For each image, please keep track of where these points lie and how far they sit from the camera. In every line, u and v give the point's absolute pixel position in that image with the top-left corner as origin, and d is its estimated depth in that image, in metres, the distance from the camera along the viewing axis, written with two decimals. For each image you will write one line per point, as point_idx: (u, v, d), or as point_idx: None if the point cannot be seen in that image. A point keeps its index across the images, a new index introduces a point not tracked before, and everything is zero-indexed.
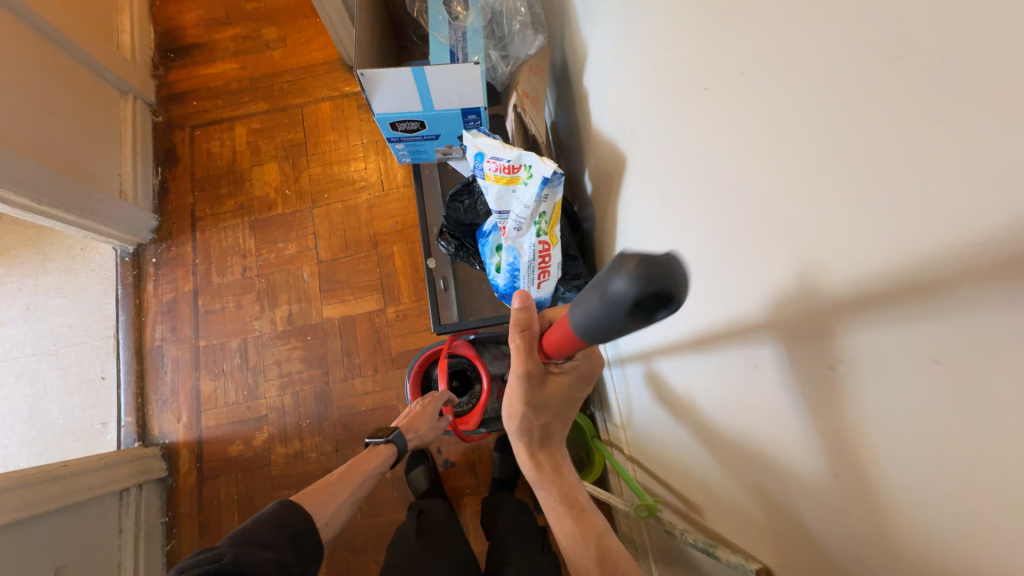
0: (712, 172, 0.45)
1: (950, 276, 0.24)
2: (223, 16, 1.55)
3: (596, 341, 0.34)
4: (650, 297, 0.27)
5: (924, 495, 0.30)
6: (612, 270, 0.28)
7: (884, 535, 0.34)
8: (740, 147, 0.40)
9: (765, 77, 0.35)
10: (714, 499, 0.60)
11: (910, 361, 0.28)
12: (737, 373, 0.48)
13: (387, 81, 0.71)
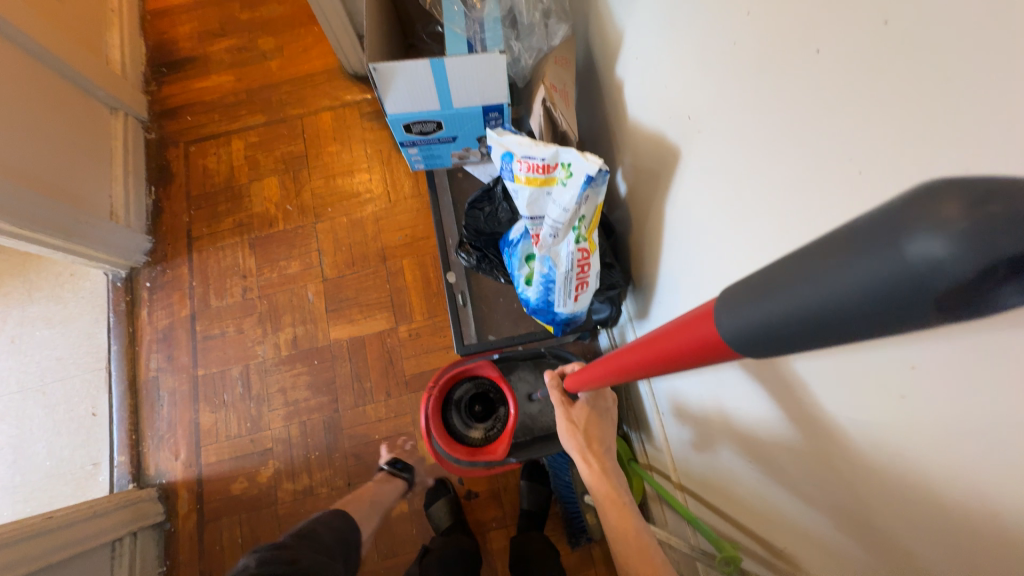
0: (813, 157, 0.36)
1: None
2: (218, 28, 1.49)
3: (790, 343, 0.22)
4: (995, 271, 0.14)
5: None
6: (903, 228, 0.16)
7: None
8: (861, 120, 0.31)
9: (910, 23, 0.27)
10: (818, 547, 0.49)
11: None
12: (860, 402, 0.38)
13: (401, 76, 0.64)
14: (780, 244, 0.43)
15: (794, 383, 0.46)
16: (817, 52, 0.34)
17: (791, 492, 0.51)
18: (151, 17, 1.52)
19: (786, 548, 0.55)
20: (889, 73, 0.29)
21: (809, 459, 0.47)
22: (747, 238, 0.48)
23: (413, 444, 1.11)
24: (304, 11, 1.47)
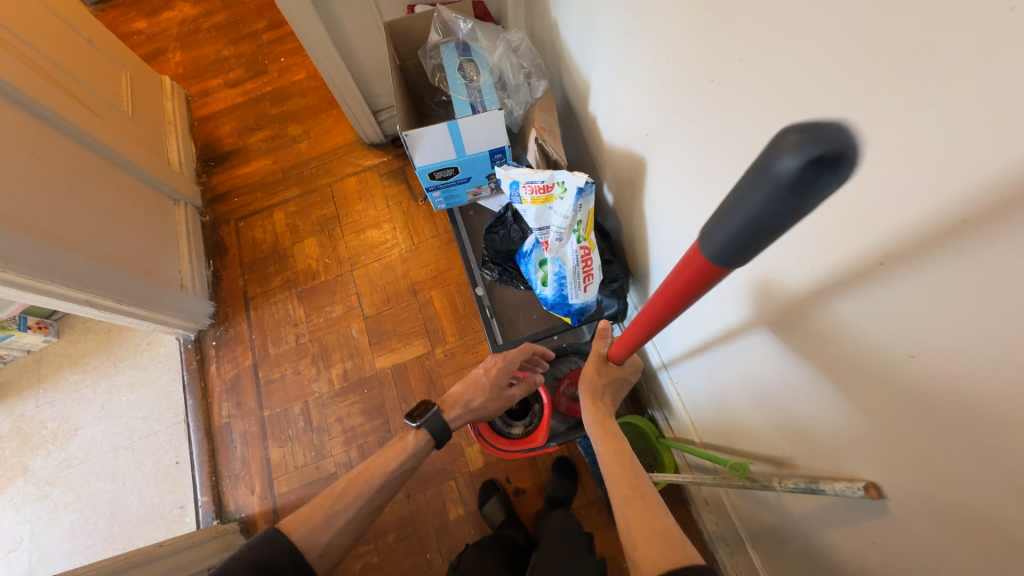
0: (731, 144, 0.53)
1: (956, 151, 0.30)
2: (254, 123, 1.77)
3: (743, 254, 0.31)
4: (826, 160, 0.22)
5: (988, 340, 0.33)
6: (768, 156, 0.24)
7: (970, 388, 0.36)
8: (750, 117, 0.48)
9: (763, 56, 0.44)
10: (804, 441, 0.60)
11: (943, 227, 0.33)
12: (799, 310, 0.53)
13: (426, 137, 0.84)
14: None
15: (755, 314, 0.60)
16: (717, 79, 0.51)
17: (774, 403, 0.64)
18: (198, 122, 1.81)
19: (784, 454, 0.65)
20: (758, 86, 0.46)
21: (782, 368, 0.60)
22: (705, 212, 0.63)
23: (461, 452, 1.23)
24: (324, 99, 1.75)
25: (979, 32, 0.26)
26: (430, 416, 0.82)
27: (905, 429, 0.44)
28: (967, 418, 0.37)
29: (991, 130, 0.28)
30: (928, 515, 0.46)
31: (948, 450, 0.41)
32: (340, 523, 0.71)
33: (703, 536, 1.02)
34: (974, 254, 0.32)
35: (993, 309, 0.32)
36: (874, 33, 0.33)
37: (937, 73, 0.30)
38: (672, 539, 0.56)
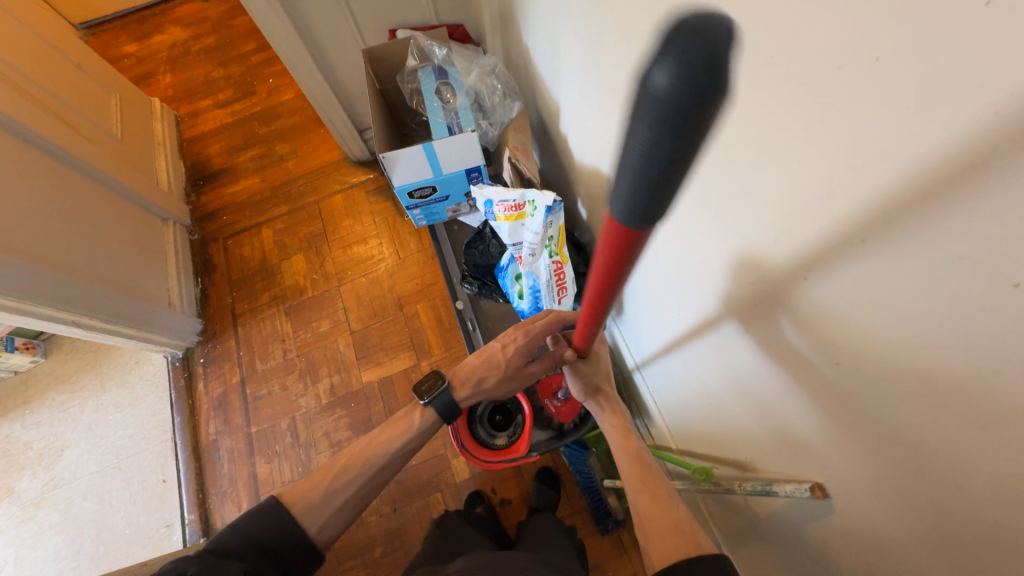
0: None
1: (850, 182, 0.33)
2: (242, 142, 1.80)
3: (653, 221, 0.25)
4: (700, 64, 0.16)
5: (895, 350, 0.36)
6: (642, 80, 0.18)
7: (889, 395, 0.38)
8: None
9: None
10: (761, 446, 0.62)
11: (848, 247, 0.36)
12: (744, 319, 0.55)
13: (403, 159, 0.87)
14: (678, 227, 0.61)
15: (708, 322, 0.63)
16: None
17: (732, 407, 0.66)
18: (187, 143, 1.84)
19: (746, 458, 0.67)
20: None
21: (736, 374, 0.62)
22: (661, 228, 0.66)
23: (447, 464, 1.24)
24: (311, 119, 1.79)
25: (854, 77, 0.29)
26: (437, 396, 0.77)
27: (841, 433, 0.47)
28: (889, 422, 0.40)
29: (875, 165, 0.31)
30: (870, 514, 0.48)
31: (878, 454, 0.43)
32: (339, 501, 0.68)
33: None
34: (875, 271, 0.35)
35: (892, 317, 0.35)
36: (775, 74, 0.36)
37: (827, 111, 0.32)
38: (680, 533, 0.59)
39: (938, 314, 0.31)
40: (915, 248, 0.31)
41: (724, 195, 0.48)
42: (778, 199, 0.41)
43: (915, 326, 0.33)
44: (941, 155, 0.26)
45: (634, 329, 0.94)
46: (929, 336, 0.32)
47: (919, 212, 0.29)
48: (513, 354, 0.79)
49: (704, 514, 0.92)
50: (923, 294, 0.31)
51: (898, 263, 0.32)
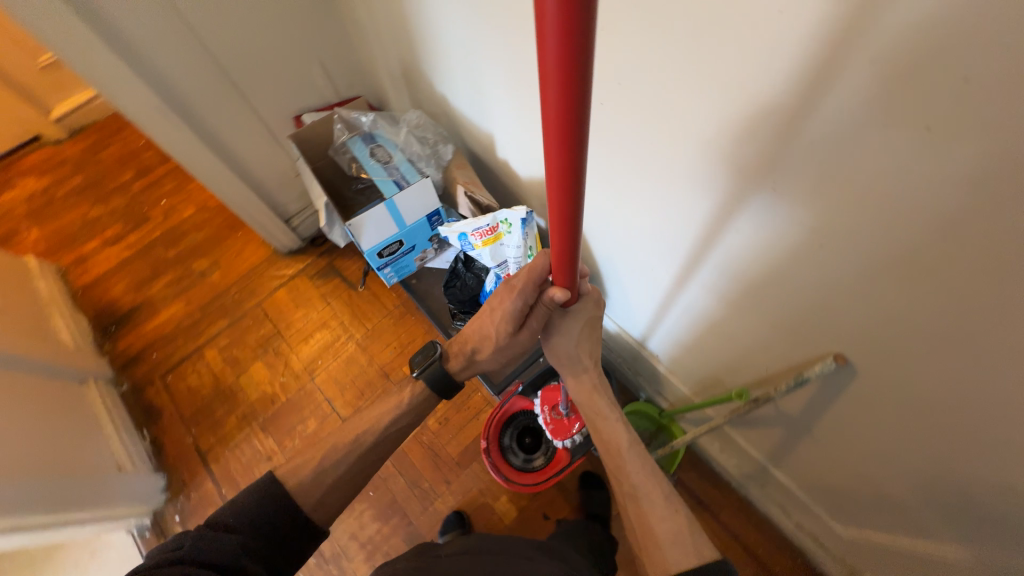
0: (633, 144, 0.65)
1: (794, 95, 0.43)
2: (151, 271, 1.65)
3: None
4: None
5: (865, 213, 0.45)
6: None
7: (869, 253, 0.48)
8: (640, 119, 0.61)
9: (634, 75, 0.56)
10: (776, 352, 0.71)
11: (804, 146, 0.46)
12: (730, 247, 0.64)
13: (369, 223, 0.90)
14: (647, 194, 0.70)
15: (699, 263, 0.71)
16: (605, 103, 0.63)
17: (743, 328, 0.74)
18: (82, 291, 1.63)
19: (767, 369, 0.75)
20: (641, 97, 0.58)
21: (737, 298, 0.70)
22: (630, 203, 0.75)
23: (492, 511, 1.17)
24: (224, 225, 1.70)
25: (776, 20, 0.40)
26: (429, 373, 0.76)
27: (840, 308, 0.56)
28: (877, 278, 0.49)
29: (809, 76, 0.41)
30: (883, 373, 0.57)
31: (878, 313, 0.52)
32: (331, 479, 0.68)
33: (736, 482, 1.10)
34: (830, 157, 0.45)
35: (854, 187, 0.45)
36: (707, 39, 0.46)
37: (761, 50, 0.43)
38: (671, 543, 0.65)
39: (889, 168, 0.41)
40: (857, 125, 0.41)
41: (688, 147, 0.58)
42: (736, 134, 0.51)
43: (877, 186, 0.43)
44: (861, 45, 0.37)
45: (625, 306, 1.02)
46: (888, 187, 0.42)
47: (854, 96, 0.40)
48: (500, 321, 0.73)
49: (741, 447, 0.99)
50: (875, 157, 0.41)
51: (848, 141, 0.42)
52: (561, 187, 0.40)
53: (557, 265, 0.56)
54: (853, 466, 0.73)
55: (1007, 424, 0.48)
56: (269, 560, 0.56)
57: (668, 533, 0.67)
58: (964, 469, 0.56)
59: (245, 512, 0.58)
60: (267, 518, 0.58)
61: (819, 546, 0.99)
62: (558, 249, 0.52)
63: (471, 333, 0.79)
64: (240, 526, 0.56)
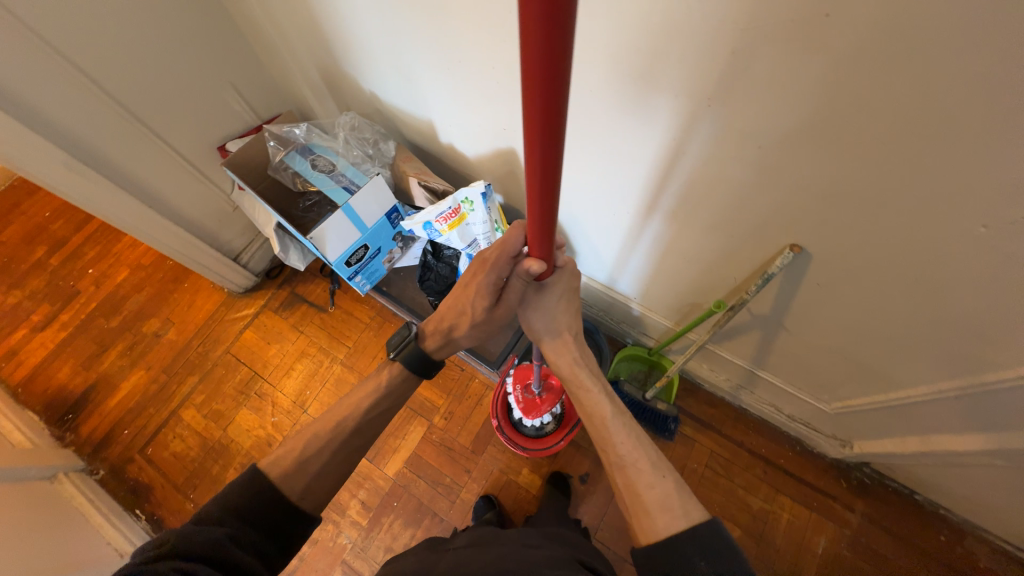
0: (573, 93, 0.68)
1: (711, 11, 0.47)
2: (97, 346, 1.52)
3: None
4: None
5: (793, 105, 0.51)
6: None
7: (804, 140, 0.53)
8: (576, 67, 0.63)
9: None
10: (742, 259, 0.77)
11: (729, 58, 0.50)
12: (682, 171, 0.68)
13: (330, 232, 0.88)
14: (595, 141, 0.73)
15: (656, 194, 0.76)
16: None
17: (709, 246, 0.79)
18: (21, 387, 1.48)
19: (737, 279, 0.81)
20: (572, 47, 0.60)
21: (697, 219, 0.75)
22: (580, 154, 0.78)
23: (518, 485, 1.20)
24: (166, 280, 1.59)
25: None
26: (406, 352, 0.76)
27: (789, 199, 0.61)
28: (814, 162, 0.55)
29: None
30: (835, 249, 0.64)
31: (821, 195, 0.58)
32: (315, 466, 0.66)
33: (729, 395, 1.19)
34: (755, 61, 0.49)
35: (780, 83, 0.50)
36: None
37: None
38: (670, 510, 0.61)
39: (804, 58, 0.46)
40: (770, 27, 0.45)
41: (626, 84, 0.61)
42: (666, 60, 0.55)
43: (798, 77, 0.48)
44: None
45: (595, 259, 1.06)
46: (807, 75, 0.47)
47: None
48: (474, 296, 0.72)
49: (728, 361, 1.07)
50: (791, 50, 0.46)
51: (766, 43, 0.47)
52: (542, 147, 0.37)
53: (535, 236, 0.54)
54: (827, 344, 0.82)
55: (943, 262, 0.56)
56: (262, 550, 0.56)
57: (660, 499, 0.62)
58: (916, 315, 0.65)
59: (234, 505, 0.56)
60: (258, 509, 0.57)
61: (812, 429, 1.09)
62: (535, 218, 0.49)
63: (447, 311, 0.78)
64: (229, 519, 0.55)
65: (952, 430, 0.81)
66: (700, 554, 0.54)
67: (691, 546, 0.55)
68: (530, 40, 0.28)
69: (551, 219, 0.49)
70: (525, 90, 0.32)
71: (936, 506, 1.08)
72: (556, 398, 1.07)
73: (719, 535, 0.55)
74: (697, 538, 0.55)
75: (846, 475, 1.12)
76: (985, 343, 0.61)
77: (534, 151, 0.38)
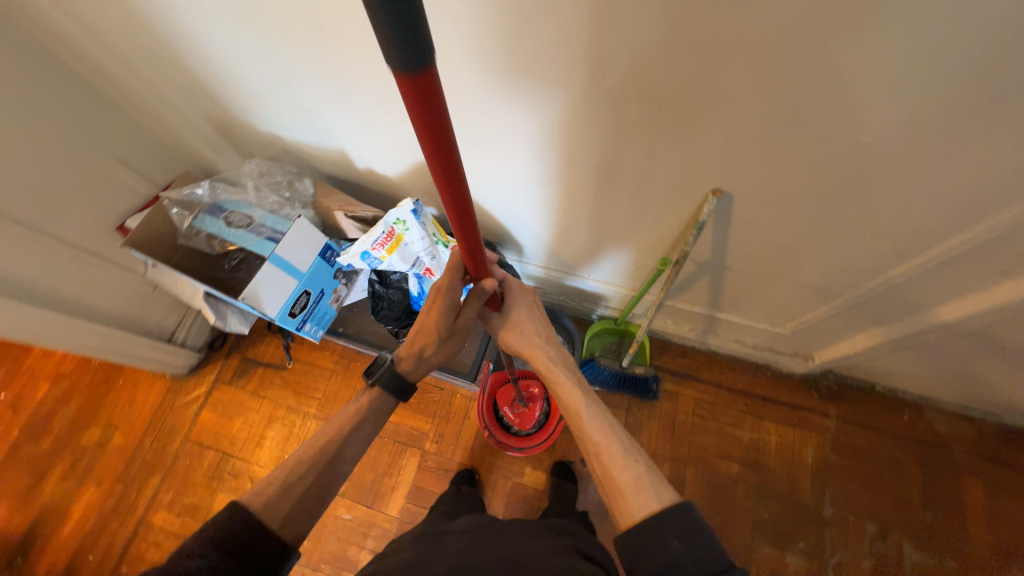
0: (471, 100, 0.67)
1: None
2: (30, 476, 1.34)
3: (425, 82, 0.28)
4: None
5: (678, 60, 0.52)
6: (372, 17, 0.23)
7: (697, 91, 0.55)
8: (467, 74, 0.62)
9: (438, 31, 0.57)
10: (673, 214, 0.79)
11: (609, 30, 0.51)
12: (596, 146, 0.70)
13: (263, 287, 0.83)
14: (506, 140, 0.73)
15: (578, 172, 0.76)
16: None
17: (640, 210, 0.81)
18: None
19: (674, 233, 0.84)
20: (459, 50, 0.59)
21: (623, 187, 0.77)
22: (495, 154, 0.77)
23: (525, 485, 1.20)
24: (96, 382, 1.43)
25: None
26: (383, 374, 0.71)
27: (699, 149, 0.64)
28: (712, 108, 0.57)
29: None
30: (752, 184, 0.67)
31: (727, 136, 0.61)
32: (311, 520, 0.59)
33: (697, 342, 1.24)
34: (634, 27, 0.50)
35: (661, 43, 0.51)
36: None
37: None
38: (643, 489, 0.59)
39: (676, 15, 0.48)
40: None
41: (518, 80, 0.61)
42: (550, 46, 0.55)
43: (675, 35, 0.50)
44: None
45: (539, 249, 1.06)
46: (683, 31, 0.49)
47: None
48: (438, 320, 0.72)
49: (687, 311, 1.11)
50: (663, 12, 0.48)
51: (638, 10, 0.48)
52: (452, 195, 0.41)
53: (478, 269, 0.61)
54: (770, 273, 0.86)
55: (845, 173, 0.60)
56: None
57: (632, 483, 0.60)
58: (837, 227, 0.70)
59: (217, 534, 0.50)
60: (243, 538, 0.51)
61: (776, 352, 1.17)
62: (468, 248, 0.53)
63: (418, 334, 0.74)
64: (210, 550, 0.49)
65: (891, 320, 0.89)
66: (673, 532, 0.52)
67: (664, 523, 0.53)
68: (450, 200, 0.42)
69: (483, 250, 0.52)
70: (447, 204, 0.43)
71: (895, 391, 1.19)
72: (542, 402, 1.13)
73: (692, 513, 0.54)
74: (668, 515, 0.54)
75: (815, 386, 1.21)
76: (896, 237, 0.68)
77: (458, 225, 0.48)
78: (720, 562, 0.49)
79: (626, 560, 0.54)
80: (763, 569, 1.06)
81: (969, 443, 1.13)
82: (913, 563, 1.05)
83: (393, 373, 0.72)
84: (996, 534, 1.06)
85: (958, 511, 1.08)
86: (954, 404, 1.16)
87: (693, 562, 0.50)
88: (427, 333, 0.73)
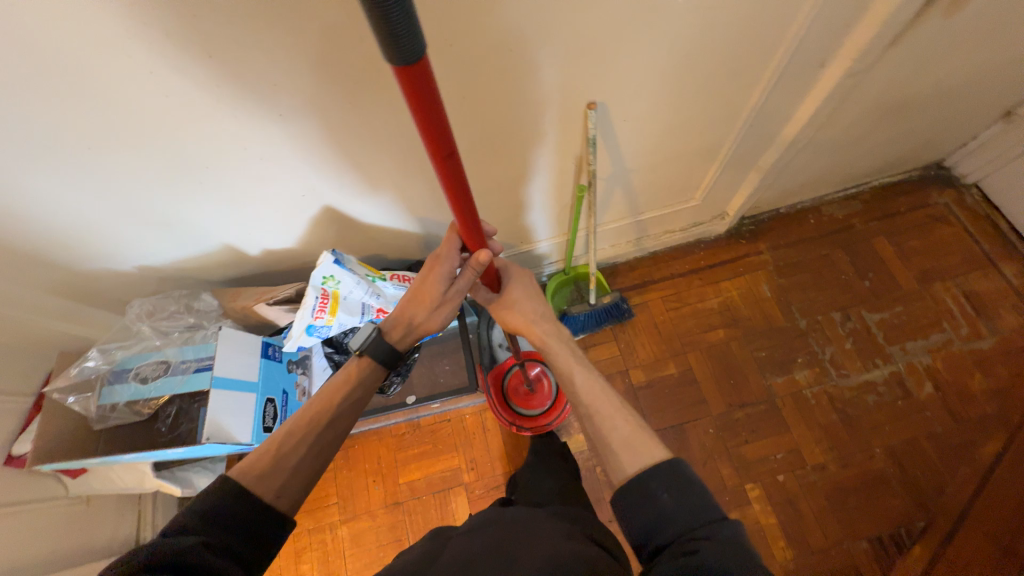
0: (338, 117, 0.66)
1: None
2: None
3: (413, 56, 0.36)
4: None
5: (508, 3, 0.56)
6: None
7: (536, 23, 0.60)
8: (319, 93, 0.62)
9: (275, 61, 0.56)
10: (567, 144, 0.84)
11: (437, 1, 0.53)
12: (474, 114, 0.72)
13: (222, 416, 0.75)
14: (390, 143, 0.73)
15: (471, 146, 0.79)
16: (289, 109, 0.63)
17: (538, 155, 0.85)
18: None
19: (576, 161, 0.90)
20: (305, 73, 0.58)
21: (514, 141, 0.80)
22: (385, 162, 0.77)
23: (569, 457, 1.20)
24: None
25: None
26: (373, 342, 0.69)
27: (561, 73, 0.69)
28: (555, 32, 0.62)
29: None
30: (615, 86, 0.74)
31: (576, 52, 0.66)
32: None
33: (637, 253, 1.34)
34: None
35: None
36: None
37: None
38: (638, 443, 0.60)
39: None
40: None
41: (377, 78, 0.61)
42: None
43: None
44: None
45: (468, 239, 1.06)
46: None
47: None
48: (432, 290, 0.72)
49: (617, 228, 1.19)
50: None
51: None
52: (441, 155, 0.48)
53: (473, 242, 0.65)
54: (663, 157, 0.96)
55: (678, 41, 0.69)
56: (237, 555, 0.49)
57: (626, 436, 0.62)
58: (693, 90, 0.79)
59: (206, 510, 0.50)
60: (235, 510, 0.51)
61: (699, 225, 1.30)
62: (463, 223, 0.61)
63: (409, 304, 0.74)
64: (202, 527, 0.49)
65: (767, 150, 1.03)
66: (662, 486, 0.53)
67: (656, 477, 0.54)
68: (440, 162, 0.49)
69: (469, 209, 0.59)
70: (437, 167, 0.50)
71: (796, 206, 1.38)
72: (548, 377, 1.15)
73: (682, 468, 0.55)
74: (660, 471, 0.55)
75: (741, 234, 1.37)
76: (736, 76, 0.79)
77: (450, 191, 0.54)
78: (708, 512, 0.51)
79: (620, 515, 0.55)
80: (785, 396, 1.19)
81: (862, 214, 1.36)
82: (877, 324, 1.24)
83: (384, 352, 0.71)
84: (915, 268, 1.29)
85: (882, 268, 1.30)
86: (837, 192, 1.38)
87: (684, 512, 0.51)
88: (420, 300, 0.73)
